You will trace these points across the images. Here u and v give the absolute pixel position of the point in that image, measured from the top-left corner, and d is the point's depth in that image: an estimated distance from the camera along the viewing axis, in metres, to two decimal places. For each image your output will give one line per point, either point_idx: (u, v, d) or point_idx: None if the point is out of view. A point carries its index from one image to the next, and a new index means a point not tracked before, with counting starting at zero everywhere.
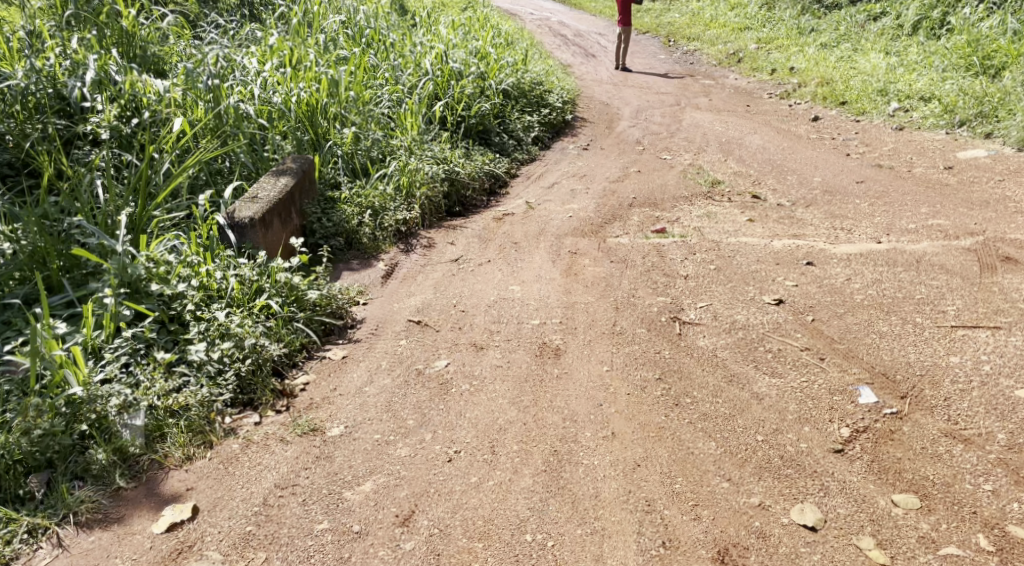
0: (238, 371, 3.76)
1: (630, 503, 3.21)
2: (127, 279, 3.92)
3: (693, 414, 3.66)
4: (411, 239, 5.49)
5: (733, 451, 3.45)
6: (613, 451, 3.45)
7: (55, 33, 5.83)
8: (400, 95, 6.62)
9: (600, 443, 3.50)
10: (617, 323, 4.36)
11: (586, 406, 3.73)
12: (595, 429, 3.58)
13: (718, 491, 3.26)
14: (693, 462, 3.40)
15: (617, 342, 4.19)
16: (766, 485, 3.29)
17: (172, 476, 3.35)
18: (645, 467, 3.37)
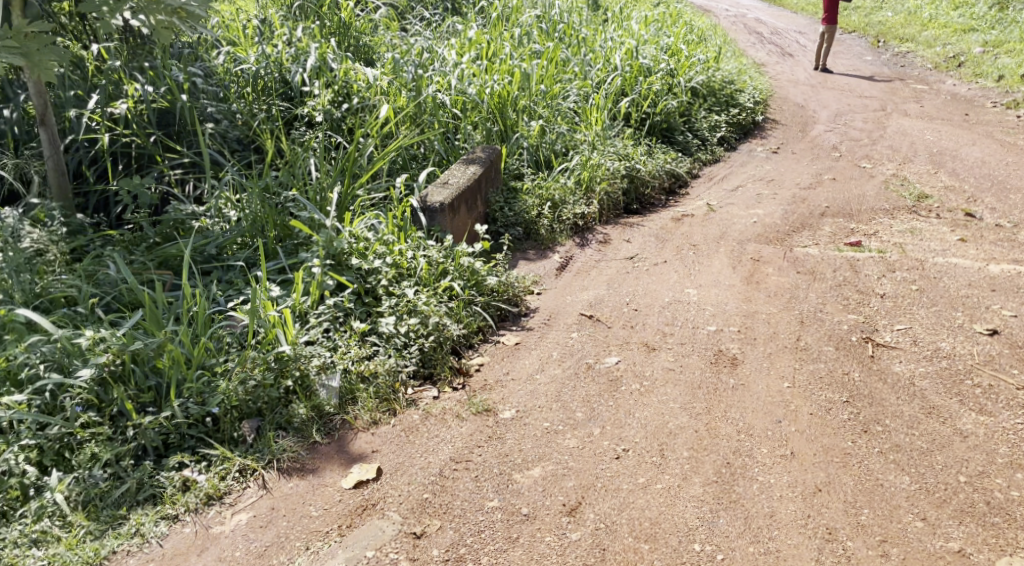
0: (422, 347, 3.97)
1: (810, 528, 3.09)
2: (332, 252, 4.23)
3: (885, 444, 3.52)
4: (586, 234, 5.53)
5: (929, 489, 3.27)
6: (792, 472, 3.36)
7: (283, 23, 6.34)
8: (588, 91, 6.69)
9: (777, 461, 3.42)
10: (802, 339, 4.24)
11: (764, 421, 3.65)
12: (772, 446, 3.51)
13: (910, 527, 3.10)
14: (882, 493, 3.25)
15: (801, 358, 4.08)
16: (968, 530, 3.08)
17: (360, 437, 3.59)
18: (827, 493, 3.26)
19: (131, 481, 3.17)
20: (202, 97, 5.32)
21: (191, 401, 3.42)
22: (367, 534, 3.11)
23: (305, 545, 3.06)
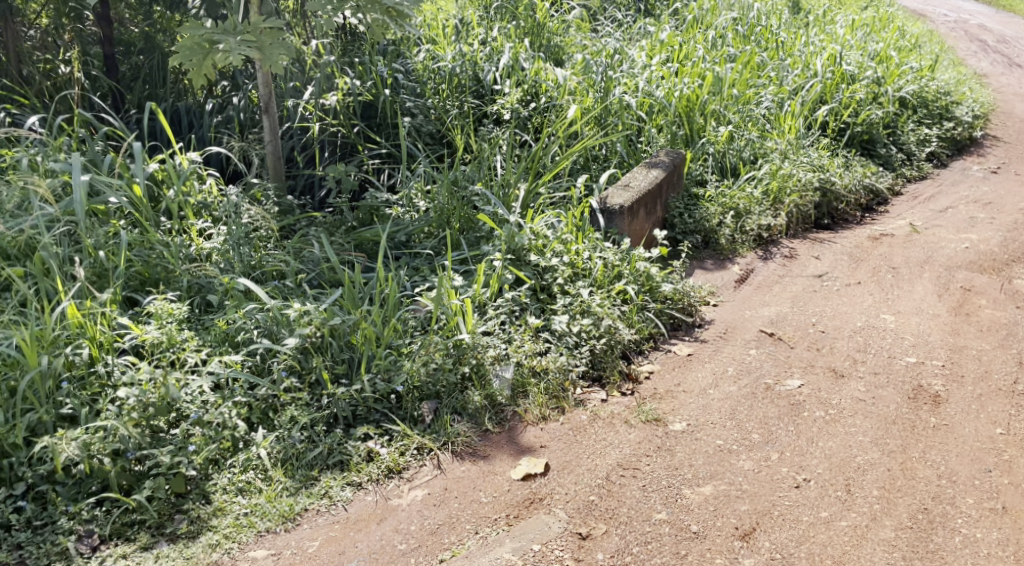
0: (593, 348, 3.98)
1: None
2: (512, 247, 4.31)
3: None
4: (771, 246, 5.37)
5: None
6: (1002, 529, 3.10)
7: (479, 23, 6.53)
8: (784, 98, 6.47)
9: (984, 514, 3.17)
10: (1019, 382, 3.95)
11: (970, 468, 3.41)
12: (980, 497, 3.25)
13: None
14: None
15: (1019, 404, 3.81)
16: None
17: (529, 431, 3.66)
18: None
19: (323, 446, 3.40)
20: (402, 92, 5.60)
21: (379, 377, 3.62)
22: (535, 527, 3.15)
23: (474, 529, 3.15)
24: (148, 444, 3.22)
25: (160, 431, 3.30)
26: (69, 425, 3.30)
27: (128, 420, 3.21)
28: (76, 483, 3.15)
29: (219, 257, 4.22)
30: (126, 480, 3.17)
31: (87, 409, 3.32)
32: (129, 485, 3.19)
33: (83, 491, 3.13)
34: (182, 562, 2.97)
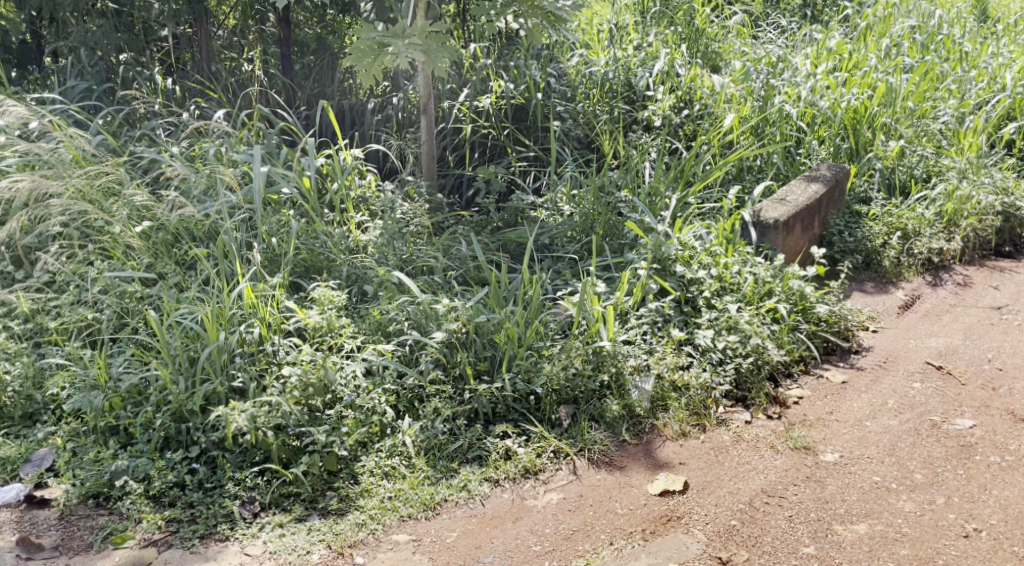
0: (738, 366, 3.83)
1: None
2: (659, 256, 4.21)
3: None
4: (941, 273, 5.04)
5: None
6: None
7: (637, 28, 6.44)
8: (965, 112, 6.03)
9: None
10: None
11: None
12: None
13: None
14: None
15: None
16: None
17: (668, 445, 3.57)
18: None
19: (464, 440, 3.46)
20: (554, 96, 5.63)
21: (519, 377, 3.64)
22: (672, 545, 3.04)
23: (609, 540, 3.08)
24: (306, 422, 3.36)
25: (315, 410, 3.42)
26: (239, 398, 3.49)
27: (291, 397, 3.37)
28: (242, 452, 3.33)
29: (375, 250, 4.35)
30: (285, 454, 3.31)
31: (256, 384, 3.49)
32: (288, 458, 3.33)
33: (248, 461, 3.30)
34: (330, 537, 3.07)
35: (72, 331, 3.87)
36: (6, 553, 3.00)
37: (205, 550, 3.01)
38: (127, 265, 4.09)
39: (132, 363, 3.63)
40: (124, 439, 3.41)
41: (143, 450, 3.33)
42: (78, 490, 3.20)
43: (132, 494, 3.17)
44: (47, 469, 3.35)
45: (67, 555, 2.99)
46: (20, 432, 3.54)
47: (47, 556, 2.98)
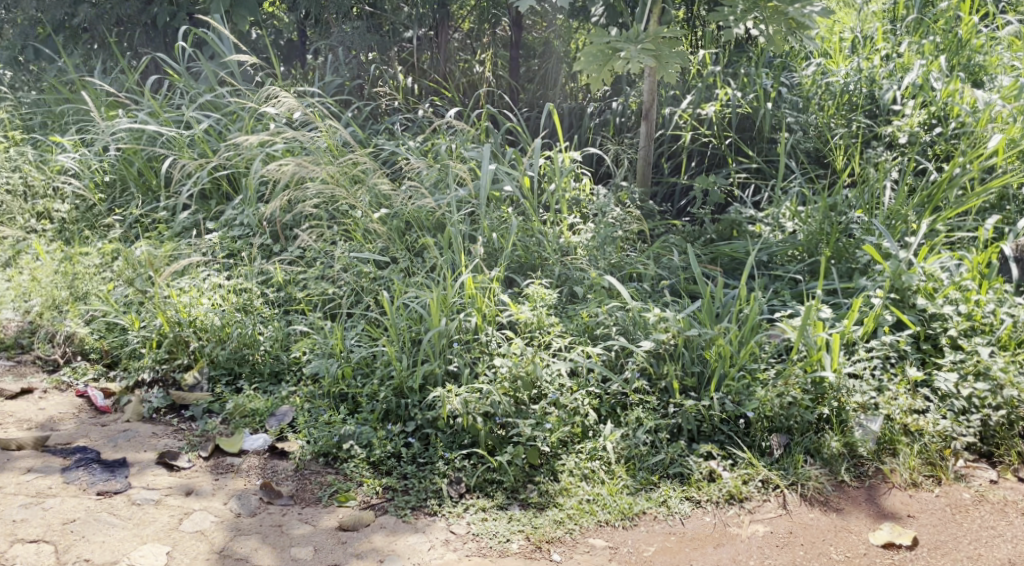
0: (986, 419, 3.50)
1: None
2: (897, 286, 3.91)
3: None
4: None
5: None
6: None
7: (890, 38, 6.00)
8: None
9: None
10: None
11: None
12: None
13: None
14: None
15: None
16: None
17: (894, 494, 3.32)
18: None
19: (666, 454, 3.37)
20: (784, 106, 5.38)
21: (728, 398, 3.51)
22: None
23: None
24: (513, 413, 3.40)
25: (521, 403, 3.46)
26: (453, 381, 3.62)
27: (500, 387, 3.44)
28: (452, 433, 3.44)
29: (584, 252, 4.35)
30: (492, 441, 3.38)
31: (469, 369, 3.61)
32: (494, 445, 3.39)
33: (456, 442, 3.41)
34: (529, 529, 3.08)
35: (316, 302, 4.18)
36: (251, 495, 3.23)
37: (415, 520, 3.12)
38: (365, 246, 4.36)
39: (362, 338, 3.88)
40: (352, 406, 3.62)
41: (367, 419, 3.51)
42: (311, 447, 3.42)
43: (356, 458, 3.36)
44: (286, 425, 3.58)
45: (300, 505, 3.19)
46: (268, 389, 3.78)
47: (283, 504, 3.19)
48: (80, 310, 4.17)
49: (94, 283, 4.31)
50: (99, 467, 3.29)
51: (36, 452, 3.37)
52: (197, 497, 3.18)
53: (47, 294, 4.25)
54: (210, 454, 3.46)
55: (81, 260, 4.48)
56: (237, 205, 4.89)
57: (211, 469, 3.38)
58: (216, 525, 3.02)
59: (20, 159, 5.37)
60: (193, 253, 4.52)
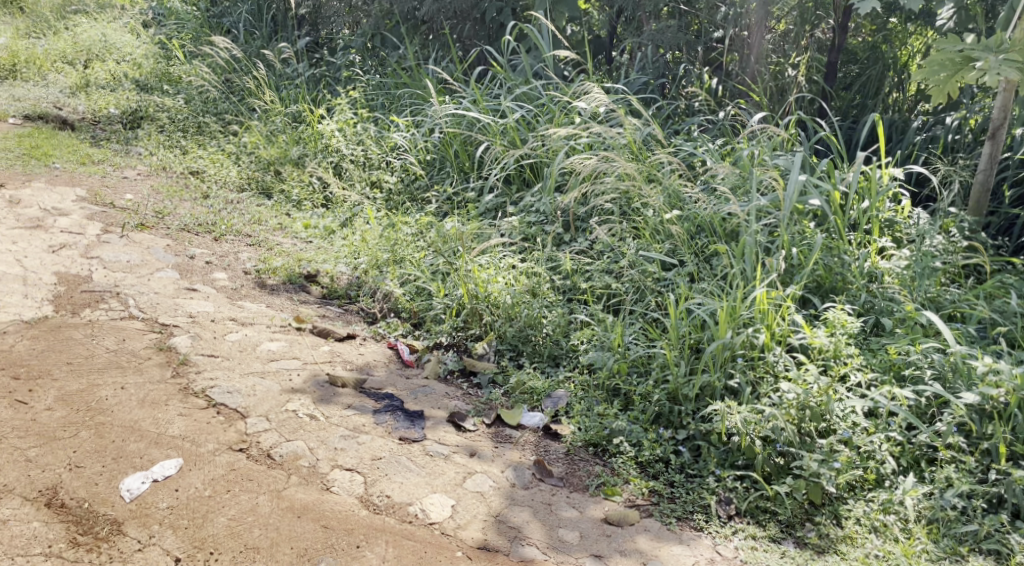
0: None
1: None
2: None
3: None
4: None
5: None
6: None
7: None
8: None
9: None
10: None
11: None
12: None
13: None
14: None
15: None
16: None
17: None
18: None
19: (979, 525, 2.96)
20: None
21: None
22: None
23: None
24: (796, 444, 3.17)
25: (807, 435, 3.21)
26: (732, 398, 3.43)
27: (786, 413, 3.20)
28: (726, 450, 3.29)
29: (895, 281, 3.95)
30: (770, 468, 3.18)
31: (750, 388, 3.41)
32: (770, 473, 3.20)
33: (729, 461, 3.25)
34: None
35: (600, 295, 4.18)
36: (525, 468, 3.29)
37: (680, 531, 3.02)
38: (653, 246, 4.28)
39: (640, 336, 3.82)
40: (625, 403, 3.58)
41: (638, 418, 3.45)
42: (582, 435, 3.42)
43: (624, 455, 3.31)
44: (560, 409, 3.62)
45: (569, 488, 3.21)
46: (547, 370, 3.85)
47: (554, 484, 3.22)
48: (397, 272, 4.50)
49: (409, 251, 4.65)
50: (402, 414, 3.52)
51: (355, 392, 3.65)
52: (479, 461, 3.30)
53: (372, 255, 4.65)
54: (493, 421, 3.58)
55: (401, 228, 4.86)
56: (536, 193, 5.04)
57: (492, 436, 3.50)
58: (496, 489, 3.13)
59: (364, 133, 5.92)
60: (493, 233, 4.73)
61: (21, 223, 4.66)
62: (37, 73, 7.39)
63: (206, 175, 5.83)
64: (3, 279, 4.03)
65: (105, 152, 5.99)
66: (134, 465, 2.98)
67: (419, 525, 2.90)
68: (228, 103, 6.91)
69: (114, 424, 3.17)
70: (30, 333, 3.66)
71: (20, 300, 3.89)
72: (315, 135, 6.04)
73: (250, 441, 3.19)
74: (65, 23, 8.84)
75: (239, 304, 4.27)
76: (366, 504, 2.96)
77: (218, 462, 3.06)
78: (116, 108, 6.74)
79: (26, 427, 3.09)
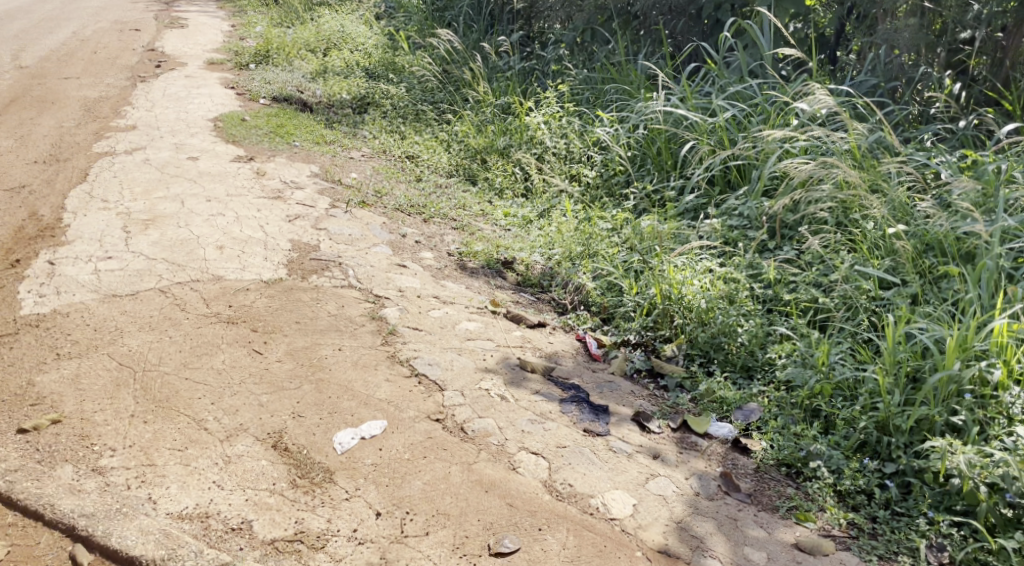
0: None
1: None
2: None
3: None
4: None
5: None
6: None
7: None
8: None
9: None
10: None
11: None
12: None
13: None
14: None
15: None
16: None
17: None
18: None
19: None
20: None
21: None
22: None
23: None
24: None
25: None
26: (954, 436, 3.23)
27: (1019, 460, 2.99)
28: (942, 492, 3.10)
29: None
30: (995, 518, 2.94)
31: (978, 428, 3.18)
32: (995, 524, 2.96)
33: (944, 504, 3.06)
34: None
35: (807, 309, 4.02)
36: (711, 479, 3.23)
37: None
38: (871, 262, 4.06)
39: (847, 356, 3.66)
40: (825, 425, 3.45)
41: (840, 444, 3.32)
42: (774, 454, 3.34)
43: (822, 480, 3.19)
44: (751, 423, 3.54)
45: (756, 506, 3.12)
46: (738, 381, 3.76)
47: (740, 499, 3.14)
48: (590, 266, 4.53)
49: (603, 246, 4.68)
50: (588, 407, 3.54)
51: (543, 378, 3.71)
52: (662, 464, 3.27)
53: (566, 247, 4.72)
54: (678, 426, 3.52)
55: (598, 224, 4.89)
56: (741, 196, 4.89)
57: (677, 441, 3.44)
58: (678, 495, 3.09)
59: (569, 127, 6.00)
60: (692, 235, 4.65)
61: (265, 193, 5.10)
62: (285, 59, 8.04)
63: (420, 160, 6.13)
64: (248, 242, 4.43)
65: (337, 134, 6.42)
66: (346, 421, 3.20)
67: (600, 517, 2.92)
68: (445, 92, 7.21)
69: (331, 382, 3.41)
70: (267, 291, 4.00)
71: (260, 261, 4.26)
72: (521, 126, 6.17)
73: (446, 413, 3.34)
74: (312, 15, 9.59)
75: (442, 283, 4.46)
76: (550, 489, 3.02)
77: (418, 429, 3.22)
78: (348, 94, 7.21)
79: (259, 375, 3.38)
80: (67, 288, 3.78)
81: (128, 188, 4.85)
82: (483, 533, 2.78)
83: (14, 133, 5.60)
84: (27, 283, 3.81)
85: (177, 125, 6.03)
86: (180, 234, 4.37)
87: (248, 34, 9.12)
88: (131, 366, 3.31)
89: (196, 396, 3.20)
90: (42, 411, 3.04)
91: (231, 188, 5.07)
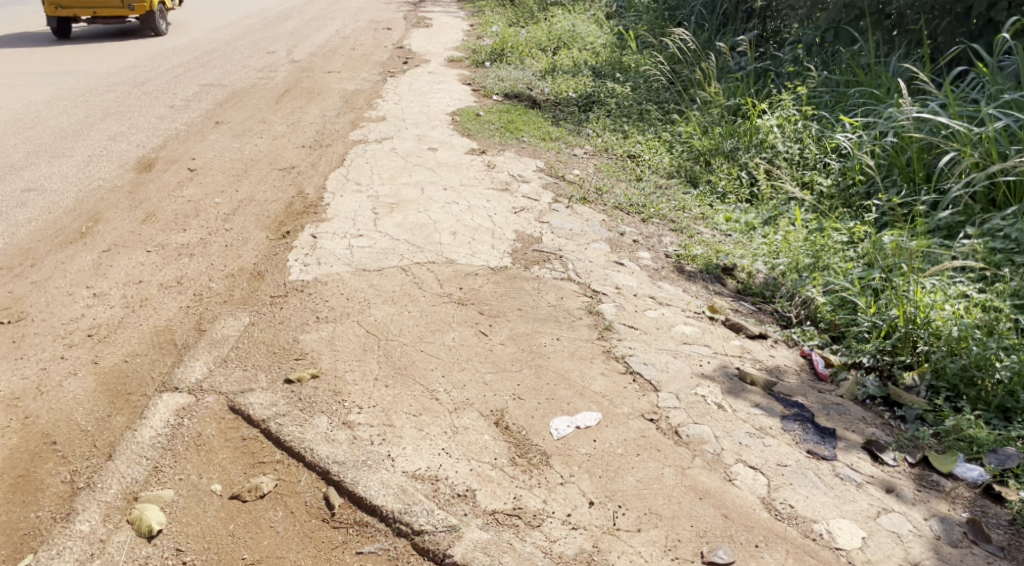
0: None
1: None
2: None
3: None
4: None
5: None
6: None
7: None
8: None
9: None
10: None
11: None
12: None
13: None
14: None
15: None
16: None
17: None
18: None
19: None
20: None
21: None
22: None
23: None
24: None
25: None
26: None
27: None
28: None
29: None
30: None
31: None
32: None
33: None
34: None
35: None
36: (955, 525, 3.01)
37: None
38: None
39: None
40: None
41: None
42: None
43: None
44: (1006, 470, 3.27)
45: (1008, 561, 2.88)
46: (993, 423, 3.49)
47: (989, 551, 2.92)
48: (821, 280, 4.35)
49: (836, 260, 4.48)
50: (813, 429, 3.41)
51: (763, 392, 3.61)
52: (896, 499, 3.09)
53: (793, 258, 4.56)
54: (917, 462, 3.32)
55: (833, 237, 4.69)
56: (1008, 216, 4.50)
57: (915, 478, 3.25)
58: (914, 536, 2.92)
59: (804, 132, 5.79)
60: (946, 255, 4.35)
61: (494, 185, 5.32)
62: (518, 57, 8.33)
63: (641, 160, 6.14)
64: (477, 230, 4.65)
65: (563, 131, 6.57)
66: (563, 409, 3.30)
67: (822, 544, 2.82)
68: (671, 92, 7.16)
69: (549, 369, 3.53)
70: (494, 278, 4.18)
71: (488, 249, 4.46)
72: (751, 129, 6.02)
73: (661, 414, 3.34)
74: (545, 15, 9.86)
75: (660, 285, 4.46)
76: (768, 507, 2.95)
77: (632, 426, 3.25)
78: (575, 94, 7.36)
79: (485, 354, 3.56)
80: (327, 260, 4.15)
81: (378, 173, 5.25)
82: (696, 539, 2.77)
83: (286, 119, 6.20)
84: (295, 253, 4.21)
85: (420, 118, 6.43)
86: (420, 219, 4.66)
87: (485, 33, 9.54)
88: (377, 334, 3.59)
89: (430, 367, 3.43)
90: (303, 366, 3.37)
91: (464, 178, 5.34)
